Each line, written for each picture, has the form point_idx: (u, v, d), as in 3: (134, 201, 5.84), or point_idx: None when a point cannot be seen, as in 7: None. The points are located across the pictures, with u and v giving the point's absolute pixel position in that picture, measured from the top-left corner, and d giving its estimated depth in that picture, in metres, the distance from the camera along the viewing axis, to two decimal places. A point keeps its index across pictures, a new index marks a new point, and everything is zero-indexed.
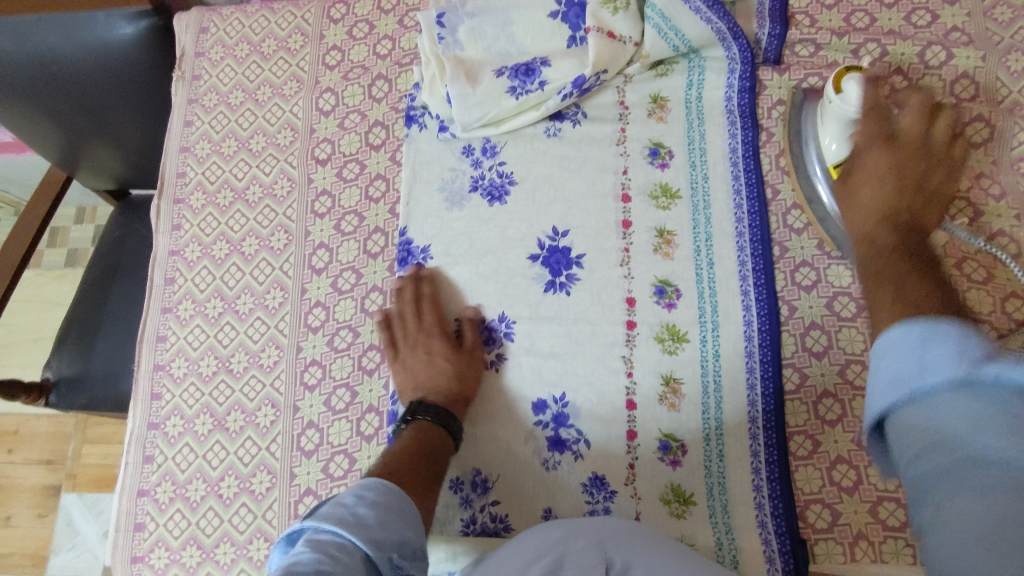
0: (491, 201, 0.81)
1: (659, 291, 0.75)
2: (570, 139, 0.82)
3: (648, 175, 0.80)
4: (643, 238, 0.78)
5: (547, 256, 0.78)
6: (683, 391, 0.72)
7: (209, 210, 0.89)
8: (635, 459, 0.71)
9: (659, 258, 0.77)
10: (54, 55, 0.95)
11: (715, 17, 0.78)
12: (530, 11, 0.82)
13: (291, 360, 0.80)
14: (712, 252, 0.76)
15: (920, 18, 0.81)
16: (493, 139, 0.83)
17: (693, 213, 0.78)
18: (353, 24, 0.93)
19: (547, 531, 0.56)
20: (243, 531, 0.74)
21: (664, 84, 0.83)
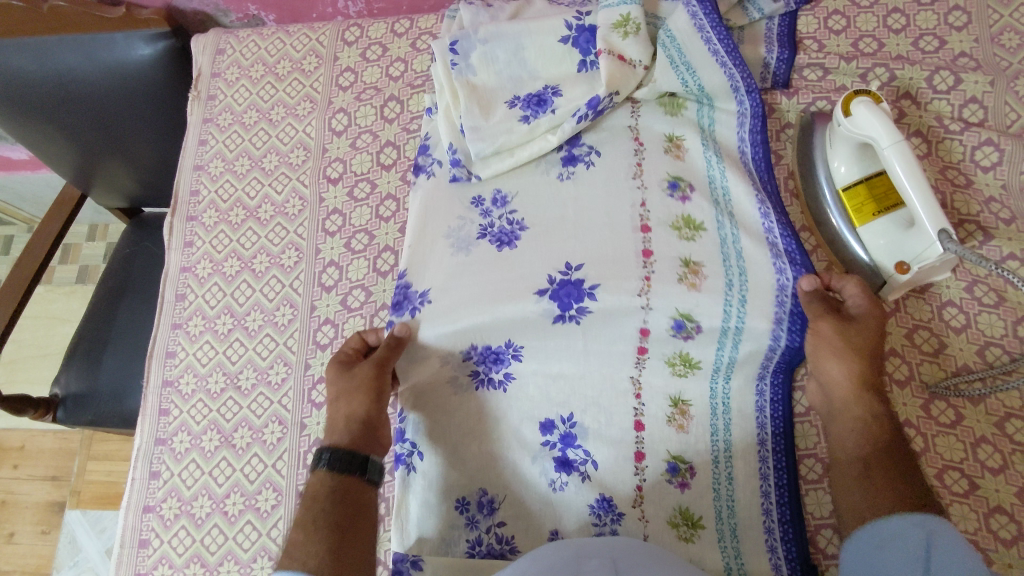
0: (501, 247, 0.78)
1: (678, 326, 0.71)
2: (585, 181, 0.80)
3: (670, 207, 0.76)
4: (666, 267, 0.72)
5: (556, 290, 0.73)
6: (691, 413, 0.71)
7: (221, 227, 0.89)
8: (643, 481, 0.70)
9: (684, 290, 0.71)
10: (72, 74, 0.97)
11: (732, 64, 0.77)
12: (541, 36, 0.82)
13: (300, 377, 0.80)
14: (744, 290, 0.71)
15: (928, 44, 0.82)
16: (505, 189, 0.81)
17: (720, 246, 0.74)
18: (366, 46, 0.94)
19: (562, 548, 0.57)
20: (247, 549, 0.73)
21: (680, 124, 0.82)
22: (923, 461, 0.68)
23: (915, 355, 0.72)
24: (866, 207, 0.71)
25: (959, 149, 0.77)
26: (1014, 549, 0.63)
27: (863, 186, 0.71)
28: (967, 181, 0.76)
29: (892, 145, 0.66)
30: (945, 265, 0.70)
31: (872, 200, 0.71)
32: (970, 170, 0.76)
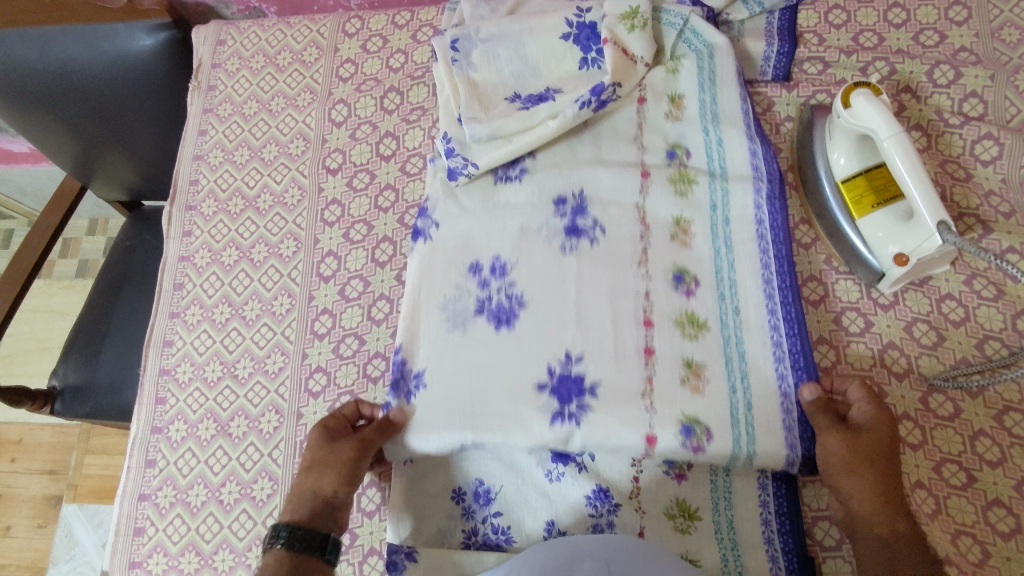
0: (499, 326, 0.72)
1: (685, 431, 0.64)
2: (589, 259, 0.75)
3: (675, 302, 0.72)
4: (669, 369, 0.68)
5: (556, 385, 0.68)
6: (707, 375, 0.68)
7: (220, 217, 0.89)
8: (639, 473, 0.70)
9: (689, 395, 0.67)
10: (73, 65, 0.97)
11: (750, 108, 0.80)
12: (542, 33, 0.83)
13: (297, 367, 0.79)
14: (748, 395, 0.67)
15: (928, 38, 0.82)
16: (505, 255, 0.76)
17: (725, 347, 0.70)
18: (367, 38, 0.94)
19: (554, 548, 0.60)
20: (242, 538, 0.73)
21: (687, 207, 0.77)
22: (921, 454, 0.67)
23: (914, 348, 0.71)
24: (865, 199, 0.71)
25: (958, 143, 0.77)
26: (1012, 542, 0.63)
27: (862, 179, 0.71)
28: (967, 175, 0.76)
29: (891, 137, 0.66)
30: (944, 257, 0.70)
31: (871, 192, 0.71)
32: (970, 164, 0.76)
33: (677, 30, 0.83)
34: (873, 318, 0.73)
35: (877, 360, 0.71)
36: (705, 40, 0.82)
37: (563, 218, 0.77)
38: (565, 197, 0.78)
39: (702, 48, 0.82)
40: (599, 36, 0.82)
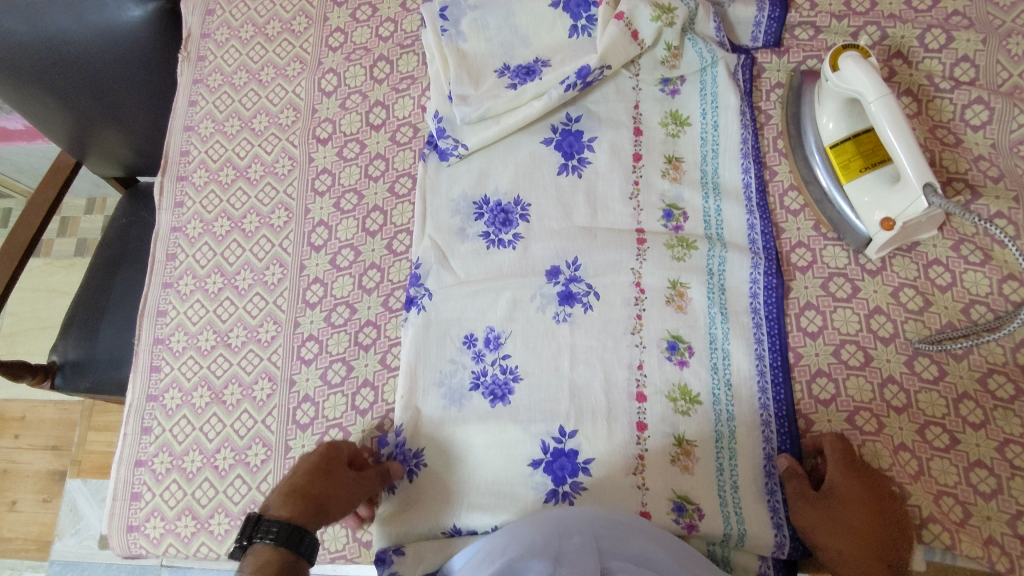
0: (493, 401, 0.72)
1: (677, 509, 0.66)
2: (583, 329, 0.73)
3: (666, 374, 0.70)
4: (660, 445, 0.68)
5: (550, 461, 0.68)
6: (697, 454, 0.68)
7: (211, 188, 0.90)
8: (645, 450, 0.68)
9: (677, 473, 0.67)
10: (63, 36, 0.96)
11: (753, 178, 0.78)
12: (532, 2, 0.83)
13: (289, 335, 0.80)
14: (735, 475, 0.67)
15: (921, 2, 0.81)
16: (498, 327, 0.74)
17: (716, 424, 0.69)
18: (356, 7, 0.94)
19: (543, 523, 0.59)
20: (237, 502, 0.74)
21: (685, 269, 0.74)
22: (905, 417, 0.68)
23: (900, 313, 0.72)
24: (853, 163, 0.71)
25: (949, 108, 0.77)
26: (993, 502, 0.64)
27: (851, 143, 0.72)
28: (956, 140, 0.76)
29: (879, 99, 0.66)
30: (932, 220, 0.70)
31: (859, 156, 0.71)
32: (960, 129, 0.76)
33: (703, 65, 0.80)
34: (860, 284, 0.73)
35: (863, 326, 0.72)
36: (716, 97, 0.80)
37: (556, 285, 0.75)
38: (559, 266, 0.75)
39: (711, 107, 0.80)
40: (589, 4, 0.82)
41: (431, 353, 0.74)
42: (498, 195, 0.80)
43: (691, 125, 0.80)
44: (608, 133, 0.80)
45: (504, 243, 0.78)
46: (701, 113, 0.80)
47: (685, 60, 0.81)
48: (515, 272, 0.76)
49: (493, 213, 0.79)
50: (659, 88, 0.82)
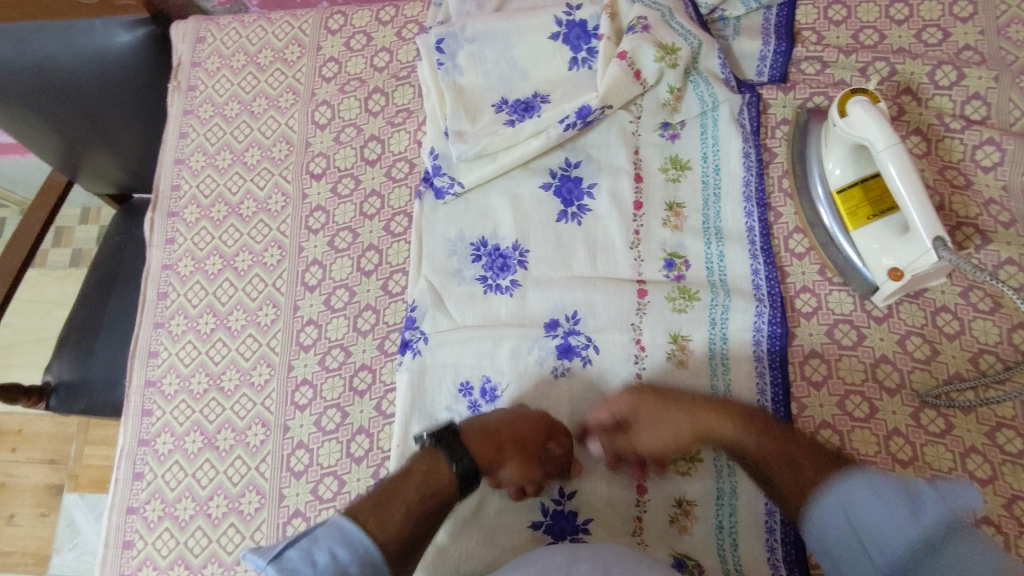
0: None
1: (678, 564, 0.66)
2: (581, 383, 0.72)
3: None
4: (659, 506, 0.68)
5: (551, 522, 0.69)
6: (697, 514, 0.67)
7: (203, 224, 0.88)
8: (643, 512, 0.68)
9: (675, 534, 0.67)
10: (52, 62, 0.93)
11: (757, 222, 0.76)
12: (530, 33, 0.80)
13: (283, 379, 0.79)
14: (735, 534, 0.66)
15: (931, 36, 0.79)
16: (495, 378, 0.73)
17: (717, 481, 0.68)
18: (350, 35, 0.91)
19: (553, 556, 0.57)
20: (230, 552, 0.73)
21: (685, 321, 0.72)
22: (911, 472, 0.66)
23: (907, 362, 0.70)
24: (861, 210, 0.69)
25: (959, 148, 0.74)
26: None
27: (858, 189, 0.70)
28: (967, 182, 0.74)
29: (887, 148, 0.64)
30: (943, 269, 0.68)
31: (867, 203, 0.69)
32: (970, 170, 0.74)
33: (704, 109, 0.78)
34: (866, 331, 0.72)
35: (868, 376, 0.70)
36: (717, 141, 0.78)
37: (554, 338, 0.73)
38: (558, 320, 0.74)
39: (712, 151, 0.78)
40: (589, 36, 0.80)
41: (427, 401, 0.73)
42: (497, 239, 0.78)
43: (691, 169, 0.78)
44: (608, 179, 0.78)
45: (501, 288, 0.76)
46: (702, 156, 0.78)
47: (687, 102, 0.79)
48: (512, 320, 0.75)
49: (490, 257, 0.77)
50: (658, 133, 0.80)
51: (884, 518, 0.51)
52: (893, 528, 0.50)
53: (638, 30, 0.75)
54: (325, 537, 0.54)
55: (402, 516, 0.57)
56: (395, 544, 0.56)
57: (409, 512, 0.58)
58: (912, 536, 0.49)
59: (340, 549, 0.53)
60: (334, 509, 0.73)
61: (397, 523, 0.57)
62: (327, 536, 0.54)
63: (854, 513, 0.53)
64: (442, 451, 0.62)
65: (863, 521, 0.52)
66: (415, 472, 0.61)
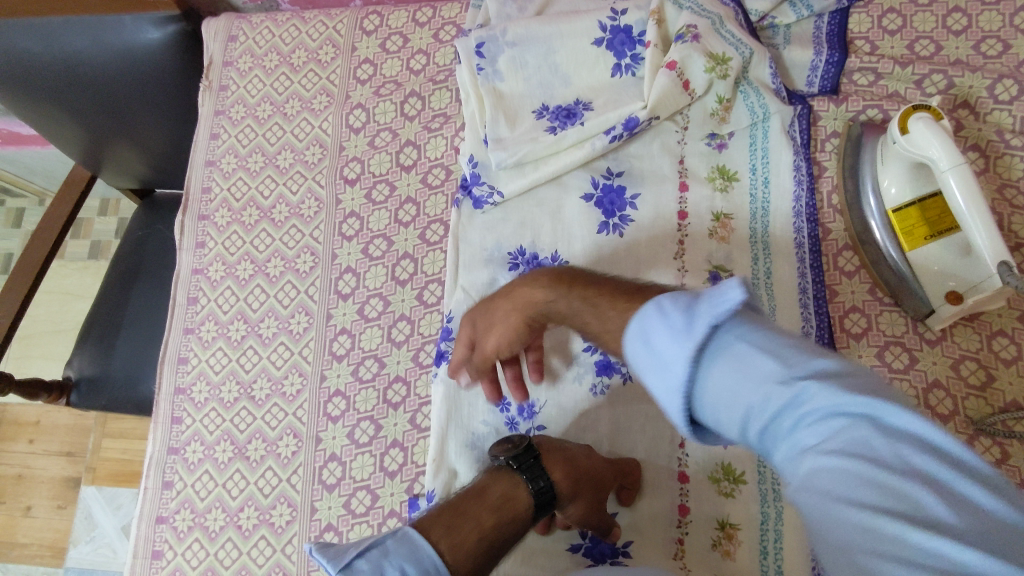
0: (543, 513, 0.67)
1: None
2: (621, 403, 0.70)
3: (709, 453, 0.67)
4: (701, 530, 0.66)
5: (590, 545, 0.67)
6: (740, 538, 0.64)
7: (234, 228, 0.88)
8: (685, 534, 0.66)
9: (717, 559, 0.64)
10: (80, 58, 0.89)
11: (807, 236, 0.73)
12: (574, 38, 0.78)
13: (315, 389, 0.78)
14: (780, 562, 0.62)
15: (991, 47, 0.76)
16: (533, 395, 0.71)
17: (762, 505, 0.64)
18: (386, 36, 0.90)
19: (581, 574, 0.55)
20: (262, 565, 0.72)
21: None
22: None
23: (962, 389, 0.67)
24: (917, 230, 0.66)
25: (1019, 166, 0.72)
26: None
27: (915, 208, 0.66)
28: None
29: (952, 168, 0.61)
30: (1007, 295, 0.64)
31: (924, 223, 0.66)
32: None
33: (753, 120, 0.76)
34: (919, 354, 0.68)
35: (922, 402, 0.66)
36: (767, 153, 0.76)
37: (593, 354, 0.71)
38: None
39: (762, 164, 0.76)
40: (634, 41, 0.77)
41: (463, 416, 0.71)
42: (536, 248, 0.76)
43: (739, 181, 0.76)
44: (652, 189, 0.76)
45: None
46: (751, 168, 0.76)
47: (736, 113, 0.77)
48: (552, 334, 0.72)
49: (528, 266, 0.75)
50: (705, 143, 0.77)
51: (667, 355, 0.37)
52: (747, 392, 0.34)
53: (688, 39, 0.73)
54: (399, 556, 0.48)
55: (477, 540, 0.53)
56: (466, 565, 0.51)
57: (483, 535, 0.53)
58: (684, 346, 0.36)
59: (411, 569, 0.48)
60: (367, 524, 0.71)
61: (472, 545, 0.52)
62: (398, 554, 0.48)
63: (649, 352, 0.38)
64: (521, 475, 0.58)
65: (661, 360, 0.37)
66: (493, 492, 0.56)
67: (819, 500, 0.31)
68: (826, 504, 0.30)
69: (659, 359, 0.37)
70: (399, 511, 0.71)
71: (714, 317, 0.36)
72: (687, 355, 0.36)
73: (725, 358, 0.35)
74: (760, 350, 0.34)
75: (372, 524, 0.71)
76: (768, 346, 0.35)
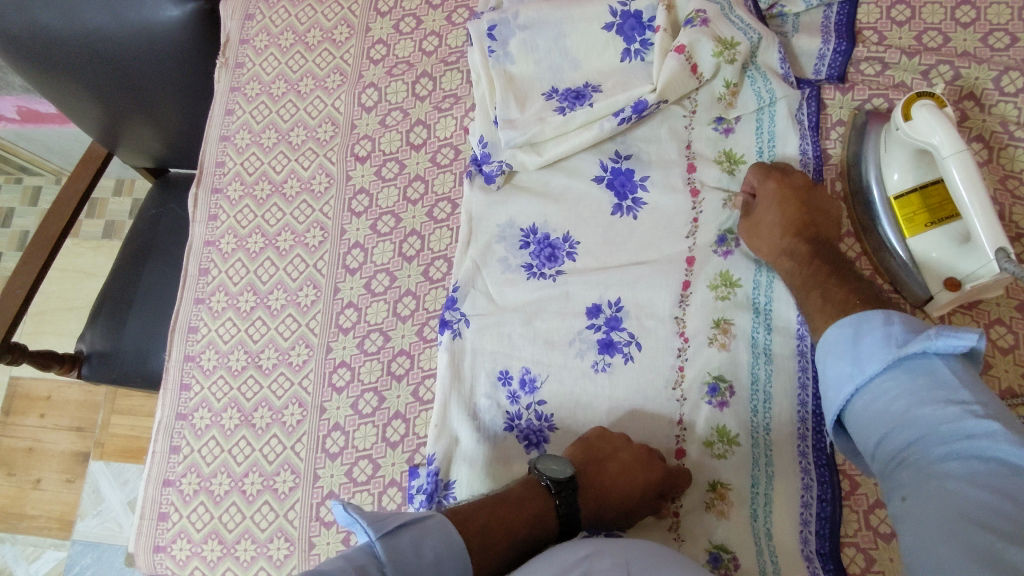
0: (528, 447, 0.70)
1: (712, 559, 0.64)
2: (622, 380, 0.71)
3: (703, 417, 0.68)
4: (693, 496, 0.66)
5: None
6: (733, 502, 0.65)
7: (246, 202, 0.90)
8: (679, 506, 0.67)
9: (711, 521, 0.65)
10: (100, 33, 0.90)
11: None
12: (584, 22, 0.79)
13: (321, 360, 0.79)
14: (770, 523, 0.64)
15: (998, 40, 0.76)
16: (535, 369, 0.72)
17: (754, 469, 0.65)
18: (399, 18, 0.92)
19: (577, 546, 0.53)
20: (264, 530, 0.74)
21: (729, 307, 0.70)
22: None
23: None
24: (918, 217, 0.66)
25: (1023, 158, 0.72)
26: None
27: (916, 196, 0.67)
28: None
29: (953, 154, 0.61)
30: (1003, 286, 0.65)
31: (924, 210, 0.66)
32: None
33: (760, 105, 0.77)
34: None
35: None
36: (773, 137, 0.77)
37: (596, 331, 0.72)
38: (601, 304, 0.73)
39: (768, 148, 0.77)
40: (644, 27, 0.78)
41: (465, 388, 0.72)
42: (546, 227, 0.77)
43: (746, 163, 0.77)
44: (660, 172, 0.77)
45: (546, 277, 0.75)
46: (758, 151, 0.77)
47: (743, 98, 0.78)
48: (555, 309, 0.74)
49: (539, 245, 0.76)
50: (712, 128, 0.78)
51: (869, 353, 0.52)
52: (909, 395, 0.50)
53: (697, 24, 0.74)
54: (435, 540, 0.52)
55: (506, 547, 0.56)
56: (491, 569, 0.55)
57: (512, 544, 0.56)
58: (888, 356, 0.51)
59: (444, 554, 0.52)
60: (367, 492, 0.73)
61: (498, 553, 0.55)
62: (433, 535, 0.52)
63: (855, 345, 0.54)
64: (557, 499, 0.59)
65: (859, 353, 0.53)
66: (530, 507, 0.58)
67: (944, 481, 0.45)
68: (942, 484, 0.45)
69: (858, 352, 0.53)
70: (399, 481, 0.72)
71: (934, 345, 0.50)
72: (887, 360, 0.51)
73: (919, 375, 0.50)
74: (955, 387, 0.48)
75: (373, 493, 0.73)
76: (962, 386, 0.48)
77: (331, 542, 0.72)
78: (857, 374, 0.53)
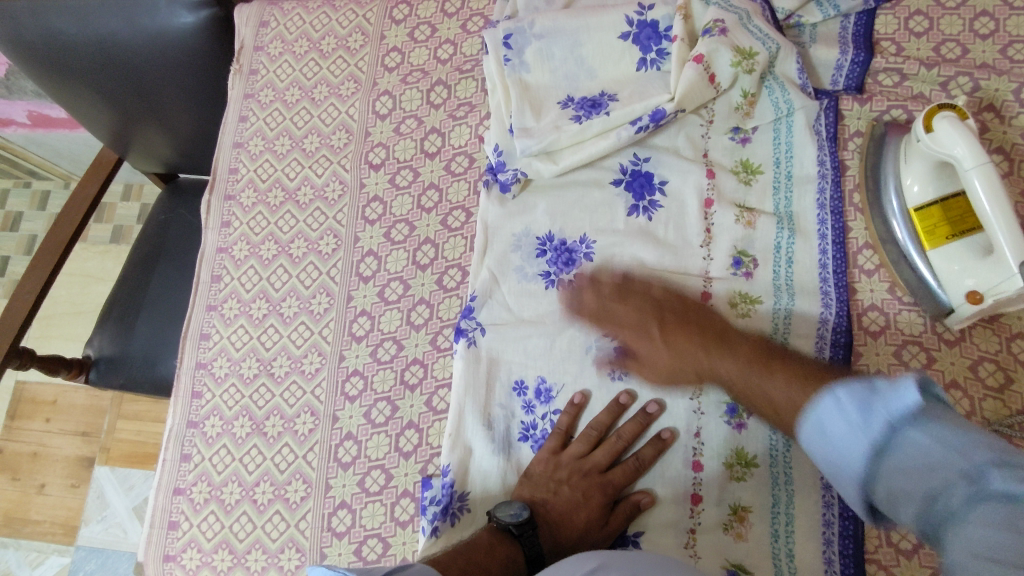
0: None
1: None
2: (638, 390, 0.70)
3: (722, 436, 0.67)
4: (710, 515, 0.65)
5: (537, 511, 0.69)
6: (752, 521, 0.64)
7: (260, 209, 0.90)
8: (697, 524, 0.65)
9: (728, 542, 0.64)
10: (114, 39, 0.90)
11: (830, 228, 0.73)
12: (600, 32, 0.79)
13: (333, 369, 0.79)
14: (791, 543, 0.63)
15: (1017, 52, 0.76)
16: (550, 379, 0.72)
17: (773, 488, 0.65)
18: (415, 26, 0.92)
19: (586, 560, 0.52)
20: (275, 539, 0.73)
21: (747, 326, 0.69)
22: None
23: (979, 390, 0.66)
24: (939, 229, 0.65)
25: None
26: None
27: (937, 208, 0.66)
28: None
29: (976, 167, 0.60)
30: None
31: (946, 222, 0.65)
32: None
33: (778, 116, 0.77)
34: (936, 354, 0.68)
35: None
36: (791, 147, 0.76)
37: (614, 339, 0.71)
38: None
39: (785, 158, 0.76)
40: (660, 36, 0.78)
41: (479, 397, 0.71)
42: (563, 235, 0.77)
43: (763, 173, 0.76)
44: (677, 180, 0.76)
45: (564, 285, 0.75)
46: (775, 161, 0.76)
47: (761, 108, 0.77)
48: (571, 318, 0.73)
49: (556, 252, 0.76)
50: (729, 137, 0.78)
51: (847, 443, 0.48)
52: (905, 466, 0.44)
53: (715, 33, 0.74)
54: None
55: None
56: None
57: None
58: (863, 438, 0.47)
59: None
60: (380, 503, 0.72)
61: None
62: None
63: (823, 439, 0.50)
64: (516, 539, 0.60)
65: (835, 442, 0.49)
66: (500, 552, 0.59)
67: (963, 542, 0.38)
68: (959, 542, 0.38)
69: (837, 444, 0.49)
70: (412, 491, 0.72)
71: (892, 412, 0.45)
72: (868, 447, 0.46)
73: (898, 443, 0.45)
74: (938, 441, 0.42)
75: (385, 503, 0.72)
76: (945, 436, 0.42)
77: (342, 552, 0.71)
78: (851, 470, 0.48)
